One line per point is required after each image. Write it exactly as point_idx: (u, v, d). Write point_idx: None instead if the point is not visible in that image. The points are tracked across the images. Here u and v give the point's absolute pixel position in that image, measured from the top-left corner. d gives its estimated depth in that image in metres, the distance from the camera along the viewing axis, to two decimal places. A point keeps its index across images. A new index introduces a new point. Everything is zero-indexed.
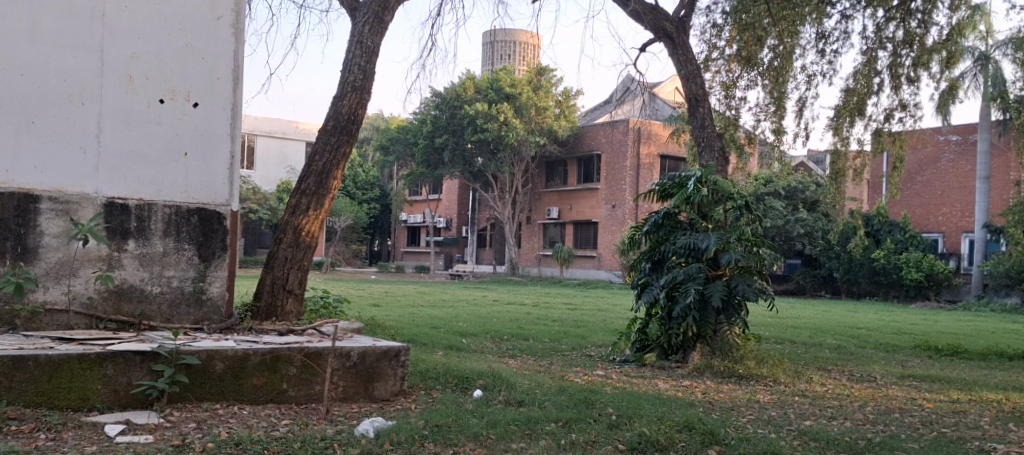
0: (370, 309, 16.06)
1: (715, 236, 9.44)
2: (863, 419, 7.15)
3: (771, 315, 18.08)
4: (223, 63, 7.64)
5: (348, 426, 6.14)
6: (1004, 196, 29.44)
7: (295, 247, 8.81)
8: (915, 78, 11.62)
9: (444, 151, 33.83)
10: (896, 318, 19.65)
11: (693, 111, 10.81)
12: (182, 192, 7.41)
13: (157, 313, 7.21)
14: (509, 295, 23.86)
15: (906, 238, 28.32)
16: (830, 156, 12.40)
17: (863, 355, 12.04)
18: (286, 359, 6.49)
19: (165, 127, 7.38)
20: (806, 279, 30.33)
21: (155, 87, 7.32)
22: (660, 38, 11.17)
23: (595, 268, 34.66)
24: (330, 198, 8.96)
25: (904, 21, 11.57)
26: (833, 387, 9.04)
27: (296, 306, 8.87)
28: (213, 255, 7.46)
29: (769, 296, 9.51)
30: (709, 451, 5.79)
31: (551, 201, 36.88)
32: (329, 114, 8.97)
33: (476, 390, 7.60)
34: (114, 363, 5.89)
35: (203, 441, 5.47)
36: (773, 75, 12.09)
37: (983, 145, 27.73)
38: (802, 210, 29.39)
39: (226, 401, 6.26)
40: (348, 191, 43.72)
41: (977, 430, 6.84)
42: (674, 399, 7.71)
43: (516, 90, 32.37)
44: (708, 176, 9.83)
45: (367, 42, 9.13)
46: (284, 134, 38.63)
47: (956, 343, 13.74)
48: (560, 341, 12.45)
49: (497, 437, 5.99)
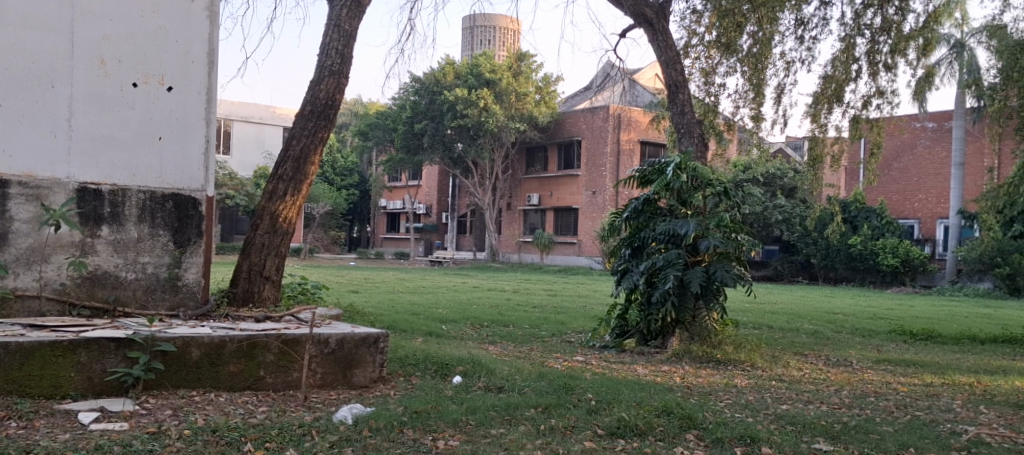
0: (349, 296, 16.00)
1: (694, 222, 9.49)
2: (840, 403, 7.22)
3: (749, 300, 18.23)
4: (198, 46, 7.56)
5: (327, 413, 6.12)
6: (978, 182, 29.82)
7: (272, 232, 8.75)
8: (892, 65, 11.68)
9: (424, 137, 33.64)
10: (870, 303, 19.84)
11: (672, 97, 10.83)
12: (156, 178, 7.32)
13: (133, 299, 7.15)
14: (489, 281, 23.82)
15: (883, 224, 28.74)
16: (808, 143, 12.50)
17: (839, 340, 12.14)
18: (263, 346, 6.44)
19: (139, 111, 7.28)
20: (783, 264, 30.64)
21: (128, 71, 7.22)
22: (640, 24, 11.09)
23: (575, 254, 34.72)
24: (308, 184, 8.90)
25: (882, 8, 11.62)
26: (810, 371, 9.13)
27: (273, 292, 8.84)
28: (189, 241, 7.40)
29: (747, 282, 9.49)
30: (687, 435, 5.84)
31: (531, 187, 36.91)
32: (306, 99, 8.89)
33: (455, 376, 7.61)
34: (88, 351, 5.83)
35: (180, 428, 5.44)
36: (752, 61, 12.13)
37: (958, 132, 27.99)
38: (780, 196, 29.54)
39: (202, 389, 6.22)
40: (327, 176, 43.58)
41: (950, 413, 6.93)
42: (653, 384, 7.76)
43: (495, 76, 32.18)
44: (687, 162, 9.84)
45: (344, 26, 9.05)
46: (261, 119, 38.28)
47: (930, 327, 13.92)
48: (540, 327, 12.47)
49: (477, 423, 5.99)
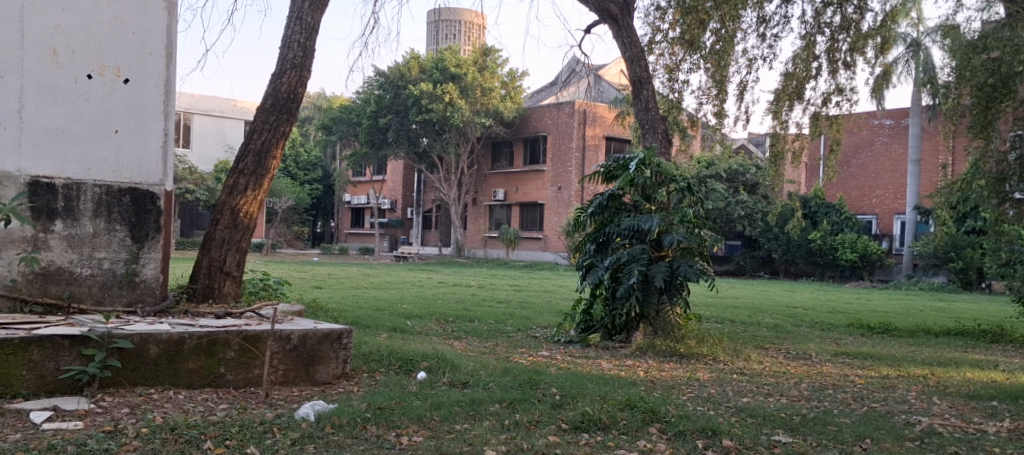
0: (314, 292, 15.89)
1: (658, 218, 9.55)
2: (799, 396, 7.31)
3: (712, 295, 18.43)
4: (155, 37, 7.43)
5: (289, 410, 6.05)
6: (933, 178, 30.45)
7: (232, 228, 8.64)
8: (851, 63, 11.85)
9: (388, 132, 33.43)
10: (830, 297, 20.14)
11: (637, 93, 10.89)
12: (112, 171, 7.18)
13: (88, 295, 7.03)
14: (454, 276, 23.78)
15: (842, 219, 29.22)
16: (769, 139, 12.64)
17: (799, 333, 12.31)
18: (224, 342, 6.35)
19: (94, 103, 7.14)
20: (745, 259, 31.03)
21: (82, 62, 7.07)
22: (604, 20, 11.12)
23: (541, 249, 34.77)
24: (269, 178, 8.80)
25: (841, 6, 11.78)
26: (770, 364, 9.24)
27: (234, 288, 8.75)
28: (147, 237, 7.31)
29: (710, 277, 9.56)
30: (650, 429, 5.86)
31: (497, 183, 36.91)
32: (268, 92, 8.78)
33: (420, 371, 7.58)
34: (41, 348, 5.71)
35: (138, 426, 5.36)
36: (715, 58, 12.24)
37: (915, 129, 28.53)
38: (743, 192, 29.84)
39: (161, 386, 6.13)
40: (290, 171, 43.22)
41: (905, 404, 7.06)
42: (617, 378, 7.80)
43: (460, 70, 32.09)
44: (651, 158, 9.92)
45: (307, 18, 8.93)
46: (222, 113, 37.80)
47: (886, 321, 14.18)
48: (505, 322, 12.48)
49: (441, 419, 5.97)
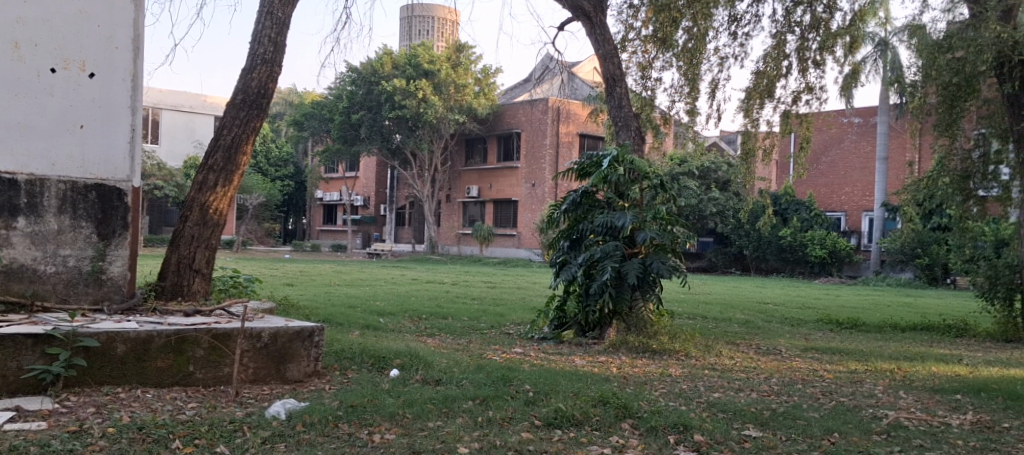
0: (285, 289, 15.76)
1: (631, 215, 9.59)
2: (769, 391, 7.38)
3: (685, 291, 18.54)
4: (122, 30, 7.29)
5: (259, 408, 5.99)
6: (900, 176, 30.89)
7: (202, 224, 8.54)
8: (821, 61, 11.96)
9: (361, 128, 33.24)
10: (801, 293, 20.34)
11: (610, 91, 10.90)
12: (77, 167, 7.06)
13: (52, 293, 6.93)
14: (427, 273, 23.76)
15: (812, 216, 29.56)
16: (741, 137, 12.73)
17: (770, 329, 12.42)
18: (193, 341, 6.27)
19: (58, 97, 7.03)
20: (717, 256, 31.24)
21: (45, 55, 6.96)
22: (577, 17, 11.12)
23: (514, 246, 34.81)
24: (239, 175, 8.70)
25: (811, 5, 11.88)
26: (741, 360, 9.31)
27: (203, 285, 8.66)
28: (114, 233, 7.17)
29: (683, 273, 9.61)
30: (622, 425, 5.88)
31: (470, 180, 36.85)
32: (238, 88, 8.69)
33: (392, 369, 7.54)
34: (3, 348, 5.64)
35: (104, 426, 5.29)
36: (687, 57, 12.29)
37: (883, 127, 28.87)
38: (714, 189, 30.06)
39: (128, 385, 6.05)
40: (261, 167, 42.86)
41: (872, 398, 7.14)
42: (591, 374, 7.83)
43: (434, 66, 31.99)
44: (625, 155, 9.95)
45: (277, 13, 8.82)
46: (191, 108, 37.36)
47: (855, 316, 14.35)
48: (478, 319, 12.48)
49: (414, 417, 5.94)
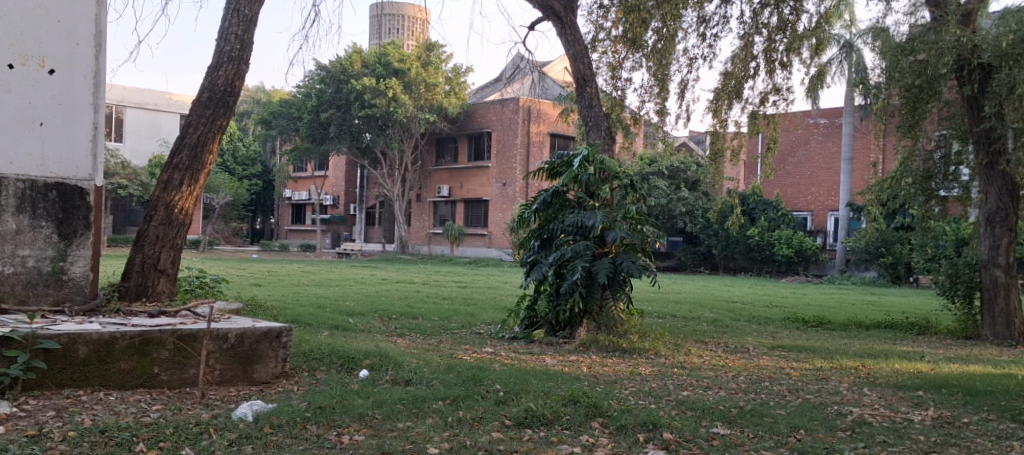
0: (252, 289, 15.59)
1: (601, 214, 9.62)
2: (737, 389, 7.44)
3: (655, 291, 18.63)
4: (84, 26, 7.17)
5: (225, 410, 5.92)
6: (865, 176, 31.35)
7: (166, 224, 8.42)
8: (788, 63, 12.08)
9: (330, 126, 32.96)
10: (766, 292, 20.56)
11: (581, 91, 10.92)
12: (36, 165, 6.92)
13: (11, 294, 6.80)
14: (398, 273, 23.67)
15: (779, 216, 29.86)
16: (709, 137, 12.83)
17: (738, 328, 12.52)
18: (157, 342, 6.18)
19: (16, 94, 6.87)
20: (686, 255, 31.46)
21: (3, 51, 6.81)
22: (548, 17, 11.13)
23: (485, 246, 34.82)
24: (205, 174, 8.59)
25: (778, 7, 12.00)
26: (709, 358, 9.38)
27: (168, 285, 8.54)
28: (76, 233, 7.07)
29: (652, 272, 9.67)
30: (593, 424, 5.89)
31: (441, 179, 36.73)
32: (204, 85, 8.57)
33: (362, 370, 7.49)
34: None
35: (64, 430, 5.19)
36: (657, 57, 12.36)
37: (848, 128, 29.22)
38: (684, 189, 30.27)
39: (91, 387, 5.95)
40: (228, 166, 42.42)
41: (837, 395, 7.23)
42: (561, 373, 7.84)
43: (404, 65, 31.93)
44: (595, 155, 9.96)
45: (244, 10, 8.72)
46: (156, 106, 36.83)
47: (821, 314, 14.50)
48: (448, 319, 12.45)
49: (383, 417, 5.91)
